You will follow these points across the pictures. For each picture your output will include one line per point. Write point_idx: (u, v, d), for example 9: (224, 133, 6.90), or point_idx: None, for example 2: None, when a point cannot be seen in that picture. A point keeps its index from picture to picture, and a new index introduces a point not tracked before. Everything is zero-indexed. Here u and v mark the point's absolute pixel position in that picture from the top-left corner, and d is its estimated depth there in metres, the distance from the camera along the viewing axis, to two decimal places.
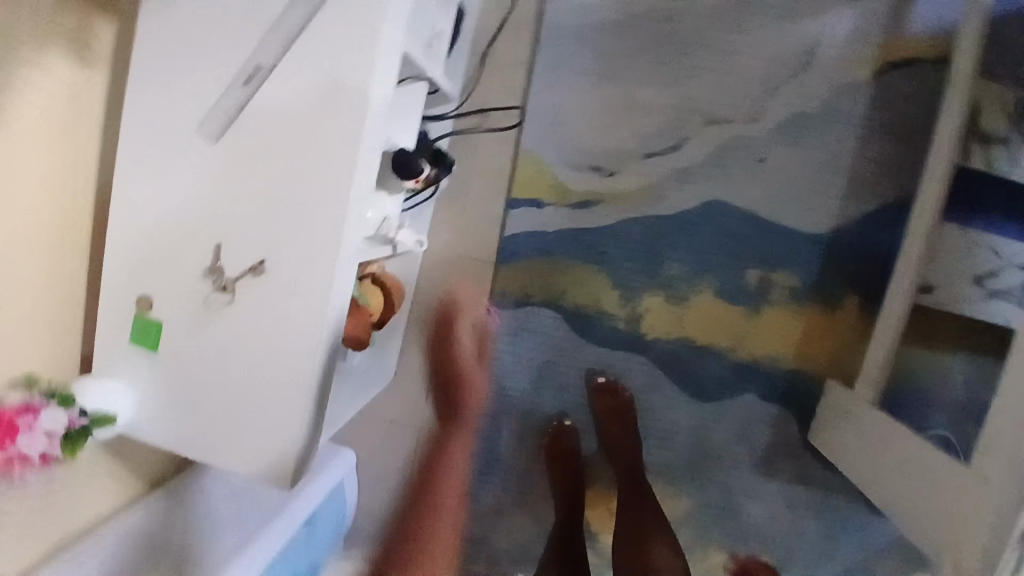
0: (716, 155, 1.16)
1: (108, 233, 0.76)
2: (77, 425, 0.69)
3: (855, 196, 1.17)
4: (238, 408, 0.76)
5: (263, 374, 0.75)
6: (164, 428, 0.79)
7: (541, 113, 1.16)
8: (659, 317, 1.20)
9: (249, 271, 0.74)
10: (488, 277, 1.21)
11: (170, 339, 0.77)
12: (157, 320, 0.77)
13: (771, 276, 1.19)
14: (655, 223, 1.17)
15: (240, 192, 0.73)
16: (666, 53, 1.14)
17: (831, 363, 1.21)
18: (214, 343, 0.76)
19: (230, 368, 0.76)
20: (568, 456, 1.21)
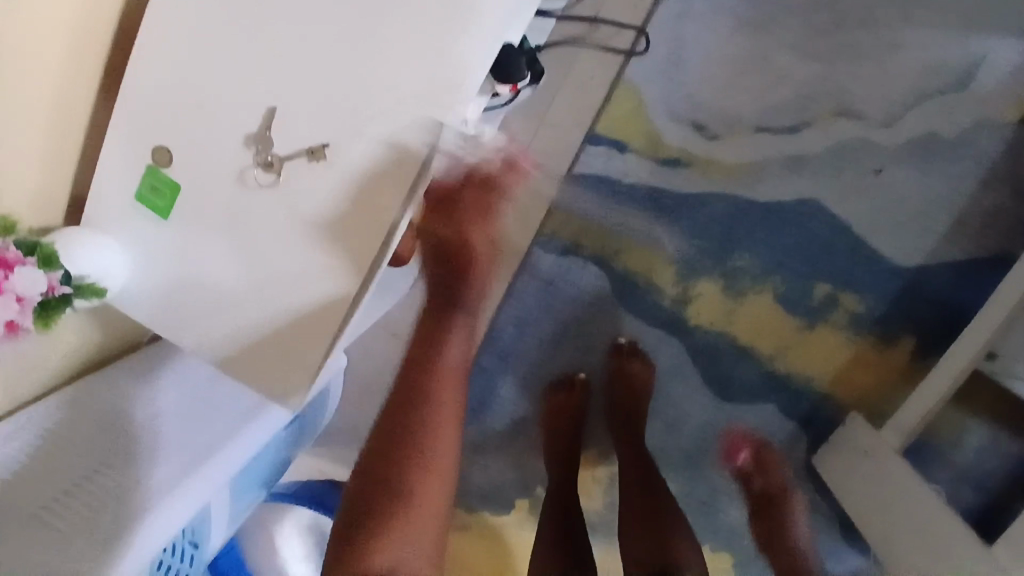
0: (830, 155, 1.06)
1: (137, 66, 0.65)
2: (59, 292, 0.67)
3: (950, 240, 1.07)
4: (259, 307, 0.68)
5: (292, 277, 0.66)
6: (168, 301, 0.72)
7: (658, 49, 1.04)
8: (709, 305, 1.10)
9: (303, 156, 0.61)
10: (542, 213, 1.08)
11: (185, 203, 0.67)
12: (174, 181, 0.67)
13: (837, 296, 1.10)
14: (743, 205, 1.06)
15: (309, 53, 0.59)
16: (818, 24, 1.03)
17: (863, 399, 1.14)
18: (243, 229, 0.66)
19: (257, 264, 0.67)
20: (569, 417, 1.13)
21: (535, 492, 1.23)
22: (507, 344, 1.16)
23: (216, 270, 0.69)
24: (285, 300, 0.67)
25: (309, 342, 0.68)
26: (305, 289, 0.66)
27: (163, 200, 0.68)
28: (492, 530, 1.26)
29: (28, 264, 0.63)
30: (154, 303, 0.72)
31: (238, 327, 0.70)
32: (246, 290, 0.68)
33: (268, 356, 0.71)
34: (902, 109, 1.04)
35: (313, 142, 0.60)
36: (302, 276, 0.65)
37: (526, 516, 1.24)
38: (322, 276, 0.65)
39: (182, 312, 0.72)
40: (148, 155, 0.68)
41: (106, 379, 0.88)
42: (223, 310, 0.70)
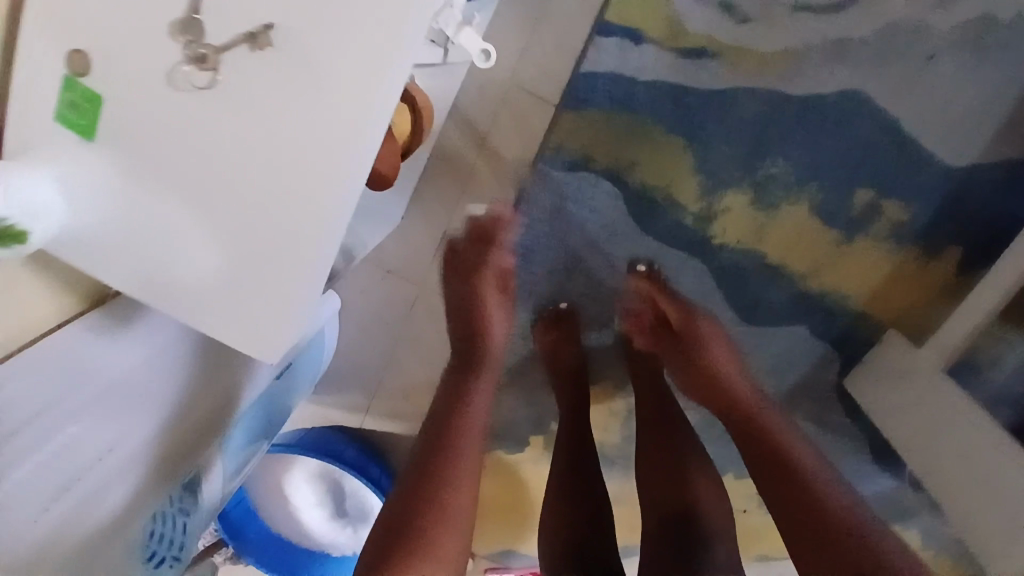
0: (878, 41, 0.92)
1: None
2: None
3: (1005, 141, 0.94)
4: (217, 239, 0.58)
5: (248, 198, 0.56)
6: (113, 238, 0.61)
7: None
8: (736, 222, 0.98)
9: (243, 45, 0.51)
10: (545, 125, 0.97)
11: (113, 116, 0.56)
12: (95, 92, 0.56)
13: (880, 204, 0.98)
14: (778, 102, 0.93)
15: None
16: None
17: (902, 316, 1.05)
18: (187, 146, 0.56)
19: (207, 187, 0.57)
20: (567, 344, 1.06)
21: (549, 428, 1.19)
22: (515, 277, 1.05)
23: (162, 198, 0.58)
24: (245, 229, 0.57)
25: (275, 283, 0.59)
26: (265, 211, 0.56)
27: (86, 116, 0.57)
28: (506, 468, 1.22)
29: None
30: (96, 242, 0.62)
31: (194, 265, 0.60)
32: (199, 219, 0.58)
33: (229, 298, 0.60)
34: None
35: (253, 27, 0.50)
36: (259, 196, 0.56)
37: (541, 451, 1.20)
38: (283, 195, 0.55)
39: (129, 251, 0.61)
40: (64, 62, 0.56)
41: (66, 336, 0.71)
42: (175, 245, 0.60)
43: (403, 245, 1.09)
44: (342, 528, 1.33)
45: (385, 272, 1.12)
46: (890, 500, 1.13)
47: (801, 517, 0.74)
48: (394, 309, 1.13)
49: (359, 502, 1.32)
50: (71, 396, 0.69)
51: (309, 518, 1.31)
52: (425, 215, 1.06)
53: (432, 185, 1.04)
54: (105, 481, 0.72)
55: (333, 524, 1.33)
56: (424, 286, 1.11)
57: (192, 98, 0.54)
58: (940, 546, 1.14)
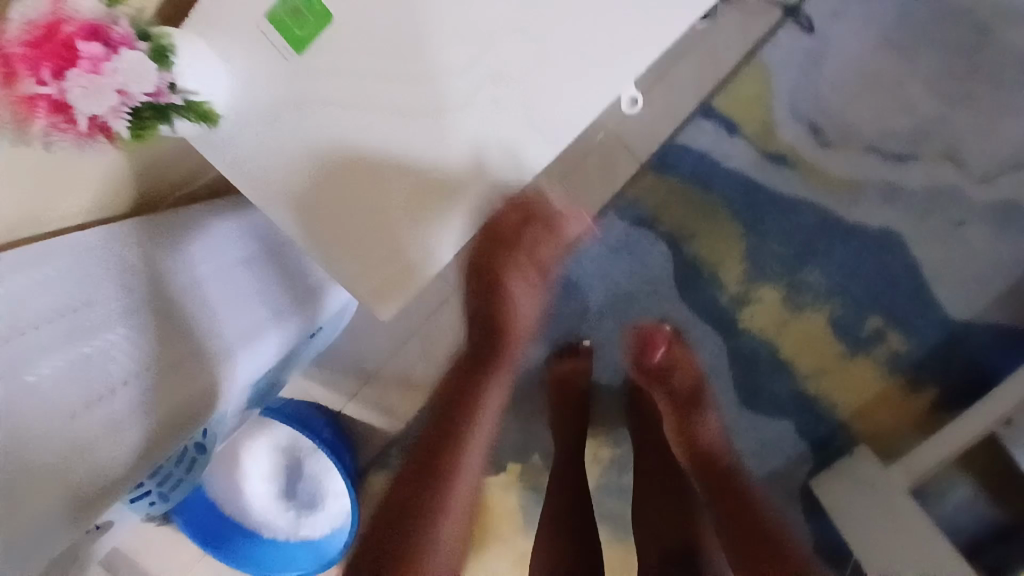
0: (931, 193, 1.05)
1: None
2: (162, 101, 0.57)
3: (1005, 307, 1.06)
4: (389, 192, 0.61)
5: (376, 165, 0.61)
6: (275, 163, 0.62)
7: (796, 50, 1.03)
8: (765, 312, 1.07)
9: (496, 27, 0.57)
10: (628, 175, 1.05)
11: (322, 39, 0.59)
12: (325, 10, 0.58)
13: (886, 332, 1.08)
14: (831, 219, 1.05)
15: None
16: (957, 67, 1.03)
17: (881, 436, 1.12)
18: (396, 89, 0.59)
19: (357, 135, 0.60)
20: (579, 383, 1.08)
21: (531, 459, 1.20)
22: None
23: (348, 141, 0.61)
24: (421, 179, 0.60)
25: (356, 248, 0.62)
26: (388, 187, 0.61)
27: (305, 28, 0.58)
28: None
29: (138, 50, 0.55)
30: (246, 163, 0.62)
31: (355, 211, 0.62)
32: (355, 172, 0.61)
33: (372, 249, 0.62)
34: (1003, 169, 1.04)
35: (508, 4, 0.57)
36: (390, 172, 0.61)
37: (514, 479, 1.21)
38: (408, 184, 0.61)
39: (293, 185, 0.62)
40: None
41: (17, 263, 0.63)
42: (345, 193, 0.62)
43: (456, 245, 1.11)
44: (284, 512, 1.29)
45: None
46: None
47: None
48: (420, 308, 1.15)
49: (311, 486, 1.29)
50: (60, 351, 0.65)
51: (254, 491, 1.27)
52: None
53: None
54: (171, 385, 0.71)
55: (275, 505, 1.29)
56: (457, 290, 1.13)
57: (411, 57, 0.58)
58: None
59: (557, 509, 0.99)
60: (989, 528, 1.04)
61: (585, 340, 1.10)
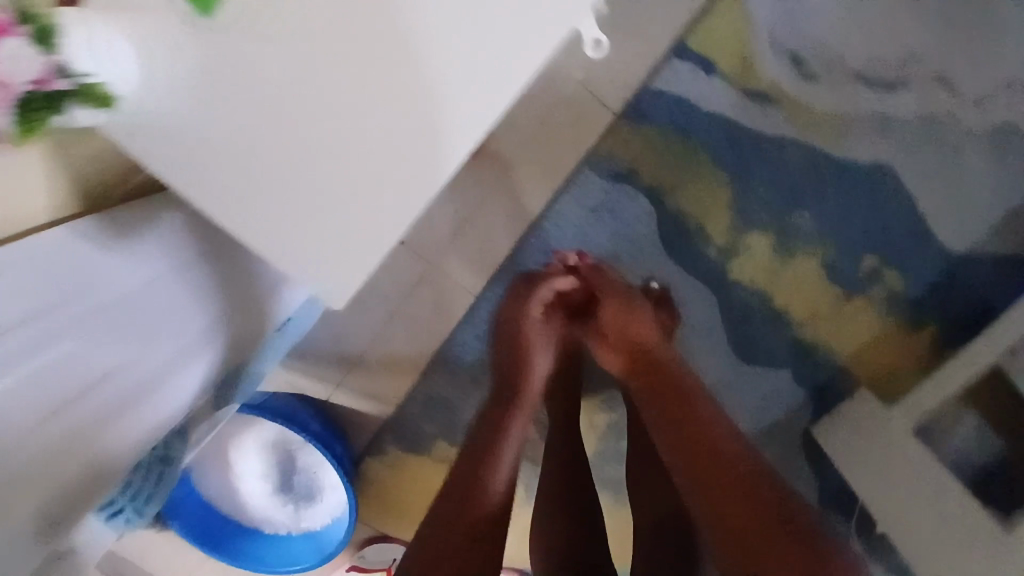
0: (924, 121, 0.99)
1: None
2: (51, 89, 0.51)
3: (1007, 236, 1.01)
4: (320, 174, 0.56)
5: (304, 144, 0.55)
6: (201, 143, 0.56)
7: None
8: (756, 262, 1.02)
9: None
10: (603, 129, 0.98)
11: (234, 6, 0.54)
12: None
13: (883, 271, 1.04)
14: (820, 158, 0.99)
15: None
16: None
17: (882, 379, 1.09)
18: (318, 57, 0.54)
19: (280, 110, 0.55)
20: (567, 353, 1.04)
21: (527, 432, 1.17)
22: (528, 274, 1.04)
23: (272, 118, 0.55)
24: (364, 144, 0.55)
25: (291, 236, 0.57)
26: (320, 168, 0.56)
27: None
28: None
29: (14, 32, 0.49)
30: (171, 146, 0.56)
31: (286, 196, 0.56)
32: (283, 152, 0.56)
33: (309, 237, 0.57)
34: (1000, 89, 0.97)
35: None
36: (319, 150, 0.55)
37: None
38: (341, 163, 0.55)
39: (216, 171, 0.57)
40: None
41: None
42: (273, 177, 0.56)
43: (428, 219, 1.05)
44: (283, 506, 1.25)
45: (400, 246, 1.07)
46: None
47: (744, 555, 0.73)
48: (397, 289, 1.10)
49: (307, 481, 1.24)
50: (9, 371, 0.60)
51: (249, 489, 1.23)
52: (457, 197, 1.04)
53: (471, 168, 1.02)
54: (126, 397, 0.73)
55: (273, 501, 1.25)
56: (435, 268, 1.07)
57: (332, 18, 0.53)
58: None
59: (555, 485, 0.96)
60: (996, 463, 1.02)
61: None
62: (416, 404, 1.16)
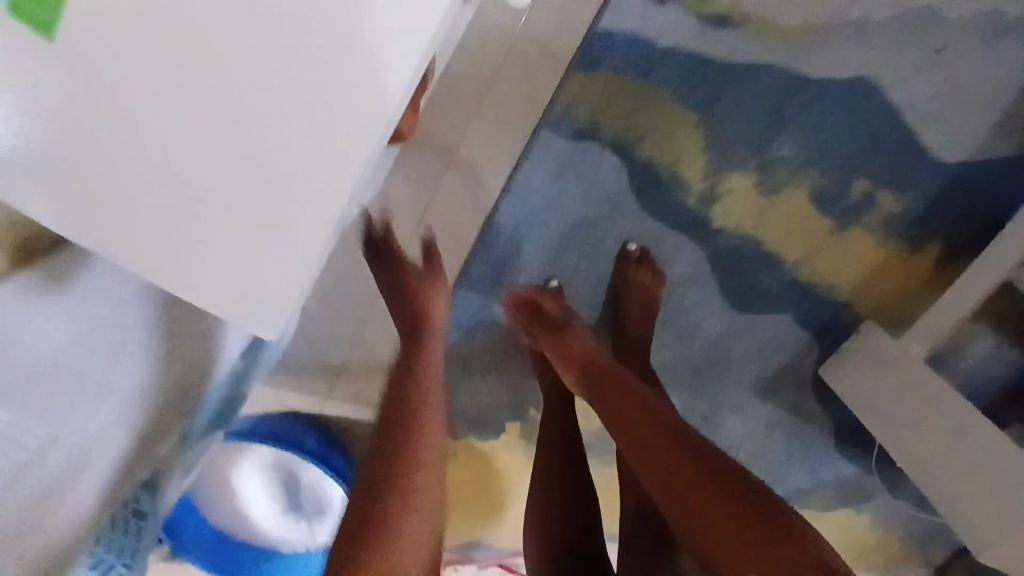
0: (900, 23, 0.90)
1: None
2: None
3: (1002, 133, 0.96)
4: (206, 195, 0.48)
5: (188, 165, 0.47)
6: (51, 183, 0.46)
7: None
8: (740, 204, 0.95)
9: None
10: (556, 84, 0.91)
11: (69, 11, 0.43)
12: None
13: (876, 194, 0.97)
14: (796, 80, 0.90)
15: None
16: None
17: (885, 307, 1.05)
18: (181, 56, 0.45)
19: (141, 126, 0.46)
20: None
21: (528, 414, 1.12)
22: (502, 252, 0.97)
23: (139, 138, 0.46)
24: (267, 140, 0.47)
25: (189, 270, 0.49)
26: (209, 190, 0.48)
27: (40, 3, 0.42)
28: (477, 457, 1.14)
29: None
30: (26, 176, 0.45)
31: (172, 230, 0.48)
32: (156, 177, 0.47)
33: (210, 267, 0.49)
34: None
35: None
36: (207, 170, 0.47)
37: (515, 439, 1.13)
38: (235, 179, 0.48)
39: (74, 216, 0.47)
40: None
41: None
42: (148, 209, 0.48)
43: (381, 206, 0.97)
44: (295, 523, 1.20)
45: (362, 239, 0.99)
46: (849, 482, 1.17)
47: (677, 497, 0.67)
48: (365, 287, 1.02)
49: (315, 496, 1.18)
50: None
51: (258, 512, 1.18)
52: (411, 180, 0.96)
53: (423, 146, 0.95)
54: (59, 478, 0.59)
55: (284, 522, 1.19)
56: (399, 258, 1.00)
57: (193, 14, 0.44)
58: (892, 528, 1.21)
59: (564, 471, 0.91)
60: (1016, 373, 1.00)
61: (552, 280, 0.98)
62: None
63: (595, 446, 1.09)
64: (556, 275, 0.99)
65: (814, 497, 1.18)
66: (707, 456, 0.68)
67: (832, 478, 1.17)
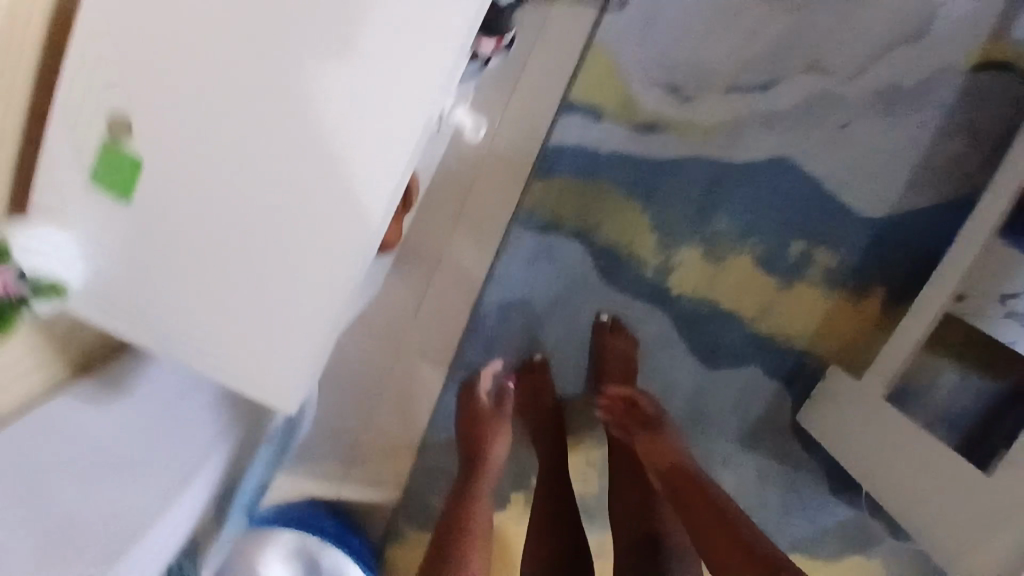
0: (804, 109, 1.06)
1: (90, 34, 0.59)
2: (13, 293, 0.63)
3: (915, 188, 1.09)
4: (241, 305, 0.64)
5: (229, 284, 0.64)
6: (144, 301, 0.65)
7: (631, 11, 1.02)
8: (692, 273, 1.10)
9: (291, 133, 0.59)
10: (520, 188, 1.07)
11: (145, 188, 0.62)
12: (134, 158, 0.61)
13: (812, 253, 1.10)
14: (721, 167, 1.06)
15: (304, 41, 0.57)
16: None
17: (844, 352, 1.15)
18: (221, 209, 0.62)
19: (198, 258, 0.63)
20: (544, 394, 1.09)
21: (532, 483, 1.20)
22: (492, 332, 1.11)
23: (196, 266, 0.64)
24: (283, 263, 0.63)
25: (234, 360, 0.66)
26: (244, 302, 0.64)
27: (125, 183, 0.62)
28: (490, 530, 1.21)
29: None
30: (130, 296, 0.65)
31: (220, 331, 0.65)
32: (209, 293, 0.64)
33: (248, 357, 0.65)
34: (864, 63, 1.05)
35: (305, 50, 0.57)
36: (242, 287, 0.64)
37: (523, 508, 1.20)
38: (261, 291, 0.64)
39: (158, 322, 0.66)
40: (102, 126, 0.61)
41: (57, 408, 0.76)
42: (205, 316, 0.65)
43: (382, 304, 1.12)
44: None
45: (368, 334, 1.13)
46: (852, 525, 1.21)
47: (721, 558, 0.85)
48: (374, 376, 1.14)
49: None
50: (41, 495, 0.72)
51: None
52: (406, 279, 1.11)
53: (415, 250, 1.10)
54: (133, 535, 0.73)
55: None
56: (402, 348, 1.13)
57: (227, 178, 0.61)
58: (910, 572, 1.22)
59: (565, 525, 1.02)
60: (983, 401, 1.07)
61: (536, 353, 1.12)
62: (418, 480, 1.16)
63: (598, 507, 1.16)
64: (540, 349, 1.12)
65: (822, 545, 1.22)
66: (739, 528, 0.87)
67: (834, 522, 1.22)
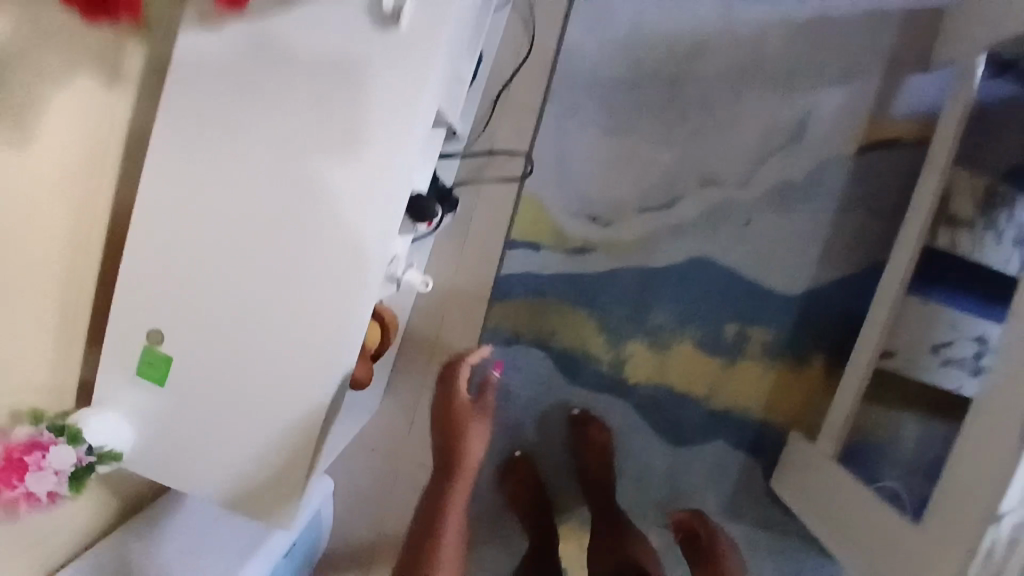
0: (708, 213, 1.25)
1: (130, 271, 0.84)
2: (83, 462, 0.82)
3: (828, 263, 1.25)
4: (252, 446, 0.85)
5: (241, 432, 0.85)
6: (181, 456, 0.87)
7: (548, 158, 1.27)
8: (642, 363, 1.26)
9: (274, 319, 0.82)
10: (484, 310, 1.27)
11: (175, 374, 0.85)
12: (166, 355, 0.85)
13: (747, 332, 1.26)
14: (648, 271, 1.25)
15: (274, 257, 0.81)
16: (672, 111, 1.25)
17: (796, 416, 1.27)
18: (229, 380, 0.84)
19: (217, 417, 0.85)
20: (528, 485, 1.25)
21: None
22: None
23: (216, 424, 0.86)
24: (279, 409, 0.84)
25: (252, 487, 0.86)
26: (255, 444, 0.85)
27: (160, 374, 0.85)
28: None
29: (60, 443, 0.79)
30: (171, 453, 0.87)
31: (239, 469, 0.86)
32: (228, 441, 0.86)
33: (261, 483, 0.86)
34: (754, 168, 1.25)
35: (283, 236, 0.80)
36: (251, 434, 0.85)
37: None
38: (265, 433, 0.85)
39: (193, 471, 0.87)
40: (142, 338, 0.85)
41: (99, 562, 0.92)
42: (227, 459, 0.86)
43: (381, 424, 1.30)
44: None
45: (372, 451, 1.30)
46: None
47: None
48: (381, 489, 1.30)
49: None
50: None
51: None
52: (399, 400, 1.30)
53: (403, 374, 1.29)
54: None
55: None
56: (402, 460, 1.29)
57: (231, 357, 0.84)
58: None
59: None
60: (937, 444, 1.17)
61: (516, 451, 1.28)
62: None
63: None
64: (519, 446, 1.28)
65: None
66: None
67: None
